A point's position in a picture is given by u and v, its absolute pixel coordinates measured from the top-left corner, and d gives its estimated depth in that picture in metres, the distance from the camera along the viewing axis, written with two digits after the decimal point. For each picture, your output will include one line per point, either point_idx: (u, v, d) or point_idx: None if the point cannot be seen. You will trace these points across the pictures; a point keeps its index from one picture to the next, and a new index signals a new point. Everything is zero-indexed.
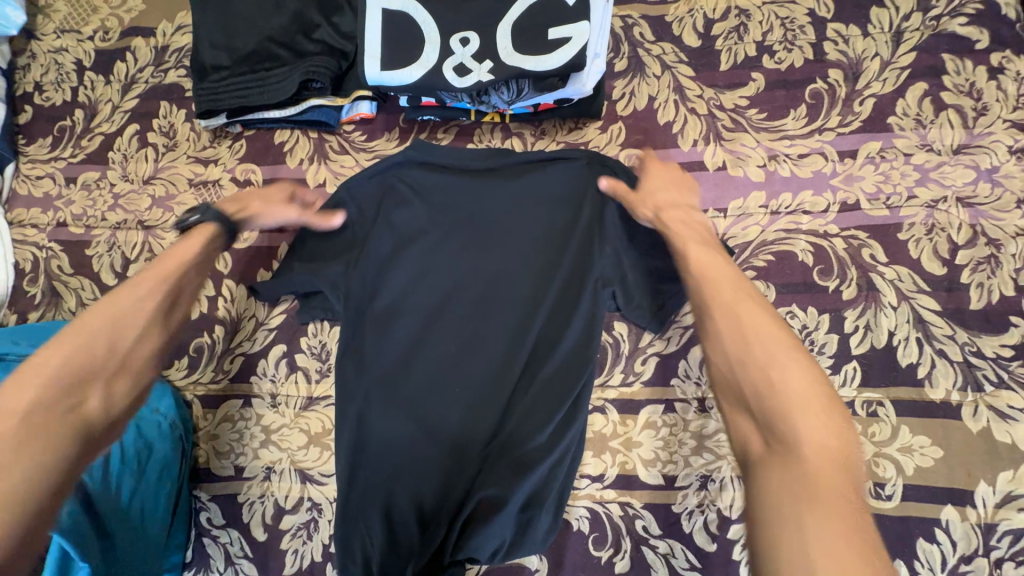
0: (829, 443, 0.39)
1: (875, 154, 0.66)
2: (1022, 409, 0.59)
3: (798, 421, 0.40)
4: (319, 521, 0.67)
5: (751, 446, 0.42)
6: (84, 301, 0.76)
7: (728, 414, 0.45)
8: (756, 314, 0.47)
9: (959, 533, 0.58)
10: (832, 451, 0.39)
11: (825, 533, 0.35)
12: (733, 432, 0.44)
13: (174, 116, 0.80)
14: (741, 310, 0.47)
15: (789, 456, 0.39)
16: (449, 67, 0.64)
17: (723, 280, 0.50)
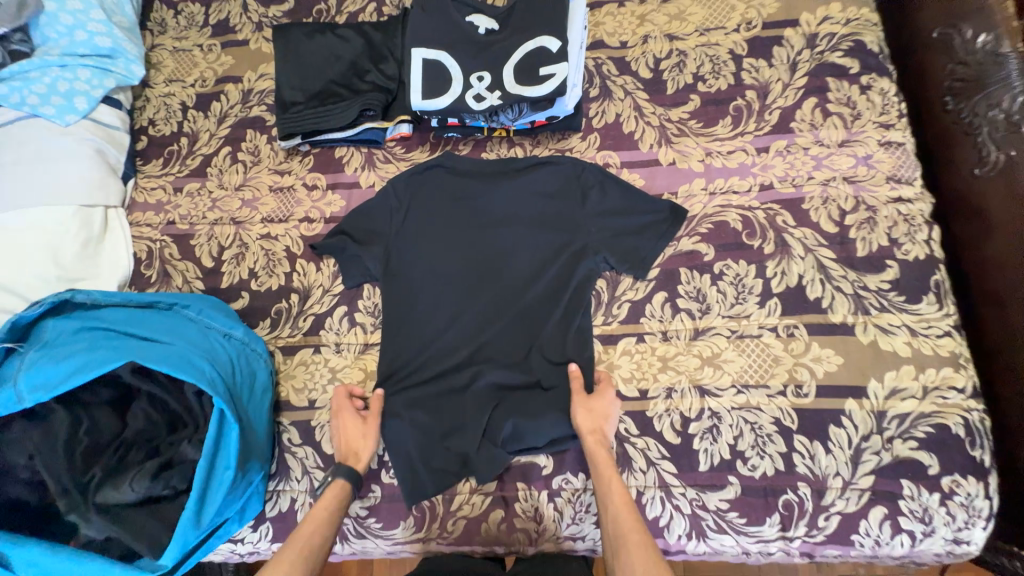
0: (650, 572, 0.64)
1: (782, 149, 0.90)
2: (899, 326, 0.80)
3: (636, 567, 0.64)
4: None
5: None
6: (188, 279, 0.98)
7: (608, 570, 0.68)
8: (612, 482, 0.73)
9: (859, 418, 0.77)
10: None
11: None
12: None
13: (258, 140, 1.05)
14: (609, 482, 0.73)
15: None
16: (470, 96, 0.90)
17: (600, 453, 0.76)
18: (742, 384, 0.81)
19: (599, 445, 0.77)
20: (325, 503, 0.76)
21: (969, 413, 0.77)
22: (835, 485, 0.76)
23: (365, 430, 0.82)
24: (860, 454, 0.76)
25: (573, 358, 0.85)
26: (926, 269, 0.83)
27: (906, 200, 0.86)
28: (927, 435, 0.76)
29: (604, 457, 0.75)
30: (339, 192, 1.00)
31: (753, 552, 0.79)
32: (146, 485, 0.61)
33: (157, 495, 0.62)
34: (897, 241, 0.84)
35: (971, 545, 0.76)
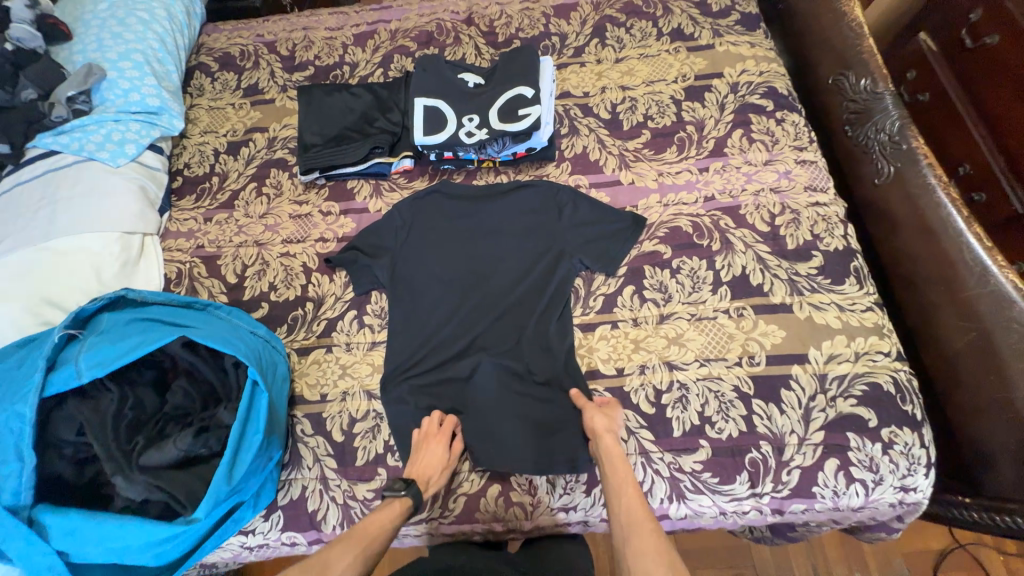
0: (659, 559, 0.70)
1: (719, 168, 1.11)
2: (828, 304, 0.96)
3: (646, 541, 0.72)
4: (381, 425, 0.95)
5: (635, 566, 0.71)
6: (214, 294, 1.10)
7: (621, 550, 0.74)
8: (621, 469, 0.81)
9: (804, 381, 0.90)
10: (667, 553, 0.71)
11: None
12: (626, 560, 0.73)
13: (281, 177, 1.23)
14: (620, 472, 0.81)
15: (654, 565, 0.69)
16: (462, 133, 1.10)
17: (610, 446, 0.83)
18: (704, 358, 0.94)
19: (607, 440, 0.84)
20: (386, 512, 0.79)
21: (896, 372, 0.90)
22: (792, 442, 0.87)
23: (435, 440, 0.88)
24: (810, 412, 0.88)
25: (557, 343, 0.97)
26: (846, 257, 1.00)
27: (822, 204, 1.05)
28: (864, 393, 0.88)
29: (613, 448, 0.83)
30: (350, 216, 1.17)
31: (729, 512, 0.87)
32: (188, 442, 0.72)
33: (195, 453, 0.73)
34: (819, 236, 1.02)
35: (919, 493, 0.86)
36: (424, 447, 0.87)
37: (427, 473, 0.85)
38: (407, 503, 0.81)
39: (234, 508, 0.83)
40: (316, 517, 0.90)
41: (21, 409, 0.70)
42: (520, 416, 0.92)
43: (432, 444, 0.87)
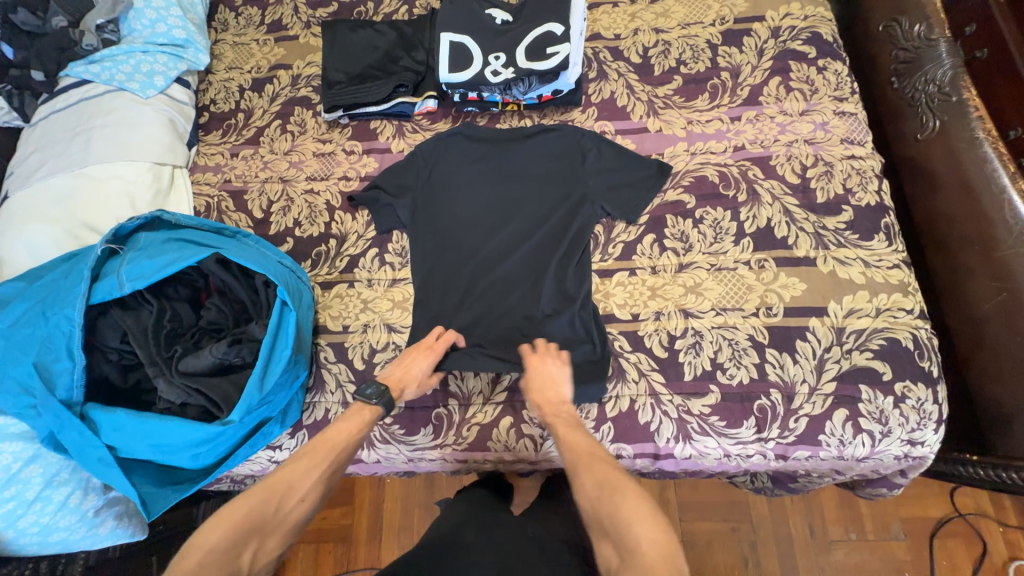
0: (658, 538, 0.61)
1: (752, 117, 1.07)
2: (854, 259, 0.94)
3: (583, 466, 0.74)
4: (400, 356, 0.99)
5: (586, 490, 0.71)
6: (241, 227, 1.13)
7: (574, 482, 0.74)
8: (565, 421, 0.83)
9: (821, 333, 0.90)
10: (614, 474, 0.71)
11: (635, 518, 0.63)
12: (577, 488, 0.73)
13: (304, 115, 1.23)
14: (560, 422, 0.83)
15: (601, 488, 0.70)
16: (488, 72, 1.08)
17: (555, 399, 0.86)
18: (721, 307, 0.94)
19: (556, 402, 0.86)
20: (354, 419, 0.83)
21: (917, 330, 0.89)
22: (802, 391, 0.88)
23: (423, 352, 0.91)
24: (823, 363, 0.88)
25: (575, 287, 0.98)
26: (878, 213, 0.97)
27: (858, 157, 1.01)
28: (881, 347, 0.88)
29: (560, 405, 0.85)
30: (373, 156, 1.17)
31: (733, 455, 0.90)
32: (224, 351, 0.77)
33: (228, 362, 0.78)
34: (851, 190, 0.99)
35: (926, 447, 0.87)
36: (414, 355, 0.91)
37: (404, 382, 0.88)
38: (377, 411, 0.85)
39: (263, 423, 0.88)
40: None
41: (70, 313, 0.75)
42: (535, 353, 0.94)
43: (424, 354, 0.91)
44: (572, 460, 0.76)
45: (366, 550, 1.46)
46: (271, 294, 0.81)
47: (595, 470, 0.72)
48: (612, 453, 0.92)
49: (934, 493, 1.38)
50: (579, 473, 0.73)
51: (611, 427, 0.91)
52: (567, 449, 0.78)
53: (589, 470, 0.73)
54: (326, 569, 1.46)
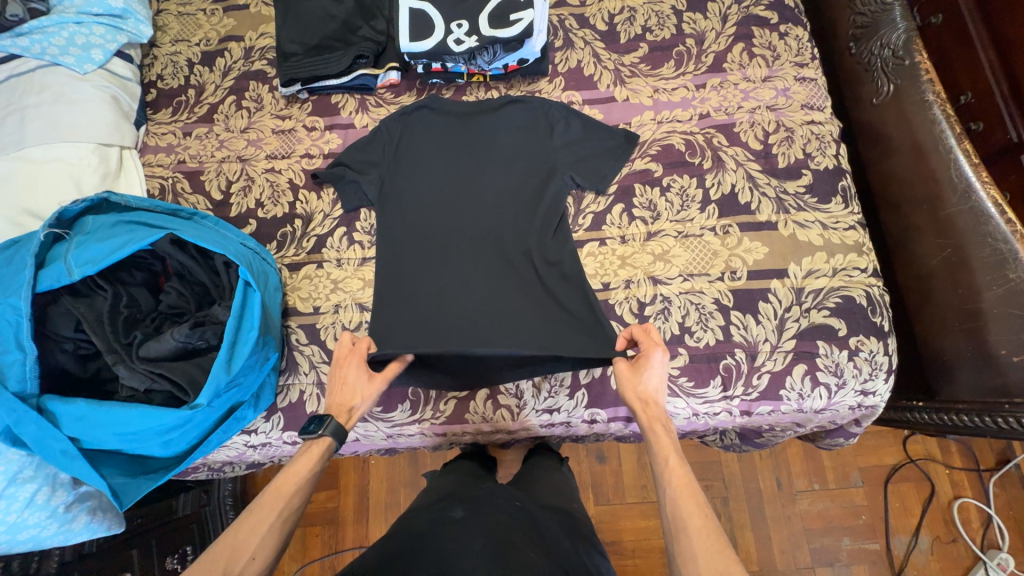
0: None
1: (717, 84, 1.07)
2: (813, 222, 0.97)
3: (688, 530, 0.67)
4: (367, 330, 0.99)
5: (687, 561, 0.65)
6: (200, 210, 1.09)
7: (673, 541, 0.68)
8: (670, 454, 0.75)
9: (782, 293, 0.93)
10: (722, 551, 0.64)
11: None
12: (677, 549, 0.67)
13: (260, 89, 1.17)
14: (669, 457, 0.74)
15: (706, 563, 0.63)
16: (451, 41, 1.04)
17: (661, 425, 0.78)
18: (688, 273, 0.96)
19: (654, 425, 0.78)
20: (306, 458, 0.76)
21: (870, 287, 0.94)
22: (764, 349, 0.91)
23: (353, 359, 0.84)
24: (784, 322, 0.92)
25: (553, 257, 0.98)
26: (835, 176, 1.00)
27: (818, 122, 1.04)
28: (837, 305, 0.92)
29: (662, 431, 0.77)
30: (335, 132, 1.13)
31: (701, 413, 0.94)
32: (186, 334, 0.74)
33: (192, 345, 0.75)
34: (811, 155, 1.01)
35: (877, 397, 0.92)
36: (343, 369, 0.84)
37: (350, 404, 0.82)
38: (328, 444, 0.78)
39: (235, 408, 0.87)
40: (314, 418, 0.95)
41: (16, 302, 0.71)
42: (514, 326, 0.94)
43: (354, 364, 0.83)
44: (678, 516, 0.69)
45: (354, 531, 1.47)
46: (233, 275, 0.78)
47: (700, 539, 0.65)
48: (587, 418, 0.96)
49: (888, 443, 1.48)
50: (689, 537, 0.66)
51: (585, 393, 0.95)
52: (674, 497, 0.70)
53: (704, 542, 0.65)
54: (317, 550, 1.49)
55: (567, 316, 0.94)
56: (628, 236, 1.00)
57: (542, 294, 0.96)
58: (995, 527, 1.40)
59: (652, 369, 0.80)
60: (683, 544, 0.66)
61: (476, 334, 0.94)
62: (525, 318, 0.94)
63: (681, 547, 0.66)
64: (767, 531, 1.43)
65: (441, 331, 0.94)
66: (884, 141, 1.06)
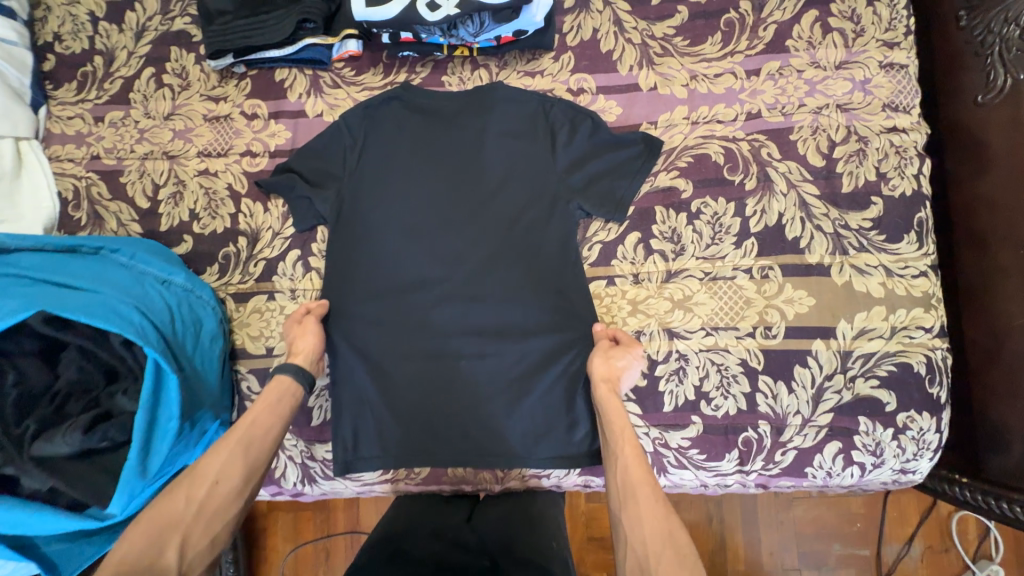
0: None
1: (774, 71, 0.82)
2: (875, 267, 0.78)
3: (632, 496, 0.61)
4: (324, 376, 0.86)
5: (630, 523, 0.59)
6: (124, 221, 0.89)
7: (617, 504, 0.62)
8: (621, 420, 0.69)
9: (824, 358, 0.77)
10: (661, 514, 0.59)
11: None
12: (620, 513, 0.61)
13: (185, 59, 0.92)
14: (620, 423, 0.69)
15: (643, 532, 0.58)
16: (421, 3, 0.77)
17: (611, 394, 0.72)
18: (712, 326, 0.79)
19: (609, 393, 0.72)
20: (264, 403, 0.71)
21: (933, 351, 0.77)
22: (794, 422, 0.78)
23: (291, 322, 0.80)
24: (822, 393, 0.77)
25: (555, 322, 0.81)
26: (912, 206, 0.79)
27: (900, 130, 0.80)
28: (889, 374, 0.77)
29: (615, 403, 0.71)
30: (282, 122, 0.90)
31: (711, 484, 0.82)
32: (80, 438, 0.60)
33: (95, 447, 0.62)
34: (885, 176, 0.79)
35: (917, 475, 0.80)
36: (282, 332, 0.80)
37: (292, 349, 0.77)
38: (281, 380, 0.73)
39: None
40: (274, 474, 0.86)
41: None
42: (505, 395, 0.82)
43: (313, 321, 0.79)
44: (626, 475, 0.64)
45: (345, 516, 1.30)
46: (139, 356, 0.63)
47: (647, 500, 0.60)
48: (580, 483, 0.87)
49: None
50: (635, 492, 0.61)
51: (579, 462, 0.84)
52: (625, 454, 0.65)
53: (650, 501, 0.60)
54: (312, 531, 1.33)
55: (565, 390, 0.82)
56: (641, 272, 0.82)
57: (541, 367, 0.82)
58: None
59: (629, 353, 0.74)
60: (627, 502, 0.61)
61: (461, 410, 0.83)
62: (521, 379, 0.82)
63: (625, 511, 0.61)
64: (757, 535, 1.30)
65: (418, 396, 0.83)
66: (974, 156, 0.83)
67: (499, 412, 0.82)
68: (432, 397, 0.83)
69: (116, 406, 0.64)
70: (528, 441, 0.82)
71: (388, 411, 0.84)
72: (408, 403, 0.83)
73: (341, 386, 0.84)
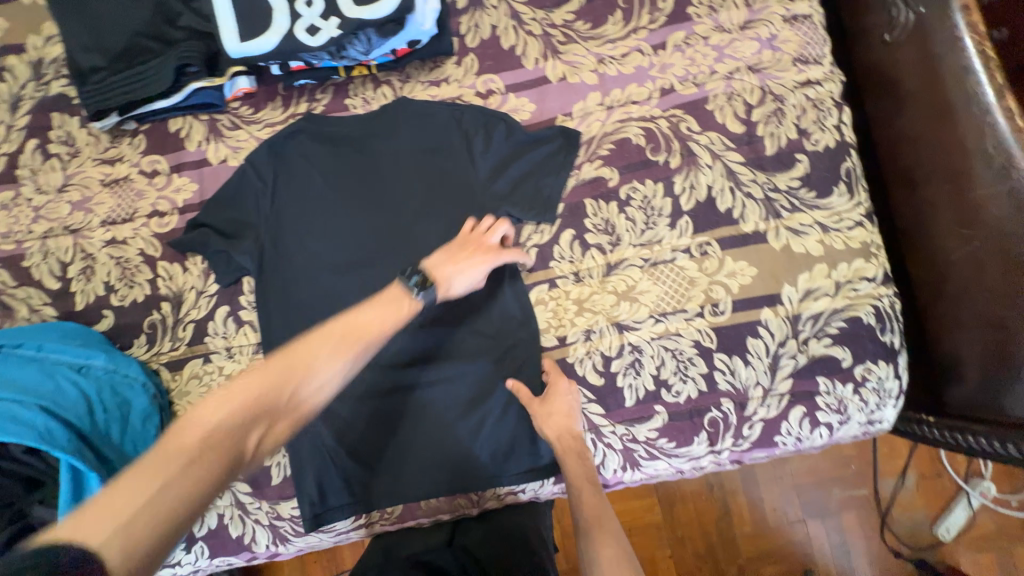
0: None
1: (680, 42, 0.80)
2: (810, 225, 0.77)
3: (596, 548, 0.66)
4: None
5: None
6: (34, 307, 0.83)
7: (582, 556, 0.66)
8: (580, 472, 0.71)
9: (775, 325, 0.76)
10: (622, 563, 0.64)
11: None
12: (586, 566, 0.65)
13: (69, 124, 0.86)
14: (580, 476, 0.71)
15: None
16: (300, 29, 0.74)
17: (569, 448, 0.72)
18: (660, 313, 0.77)
19: (568, 452, 0.72)
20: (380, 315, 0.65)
21: (880, 300, 0.76)
22: (756, 394, 0.76)
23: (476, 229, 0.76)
24: (778, 360, 0.76)
25: (502, 335, 0.79)
26: (838, 157, 0.78)
27: (815, 82, 0.79)
28: (841, 330, 0.76)
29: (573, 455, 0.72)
30: (186, 174, 0.85)
31: (687, 469, 0.81)
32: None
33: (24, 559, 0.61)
34: (806, 132, 0.78)
35: (885, 423, 0.79)
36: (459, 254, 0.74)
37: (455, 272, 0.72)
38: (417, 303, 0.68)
39: None
40: (243, 542, 0.81)
41: None
42: (464, 420, 0.79)
43: (475, 258, 0.74)
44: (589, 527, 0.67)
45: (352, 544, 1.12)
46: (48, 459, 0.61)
47: (607, 553, 0.65)
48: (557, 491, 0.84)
49: None
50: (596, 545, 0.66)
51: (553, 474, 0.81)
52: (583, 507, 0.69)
53: (611, 553, 0.65)
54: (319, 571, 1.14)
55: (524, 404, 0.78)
56: (579, 268, 0.79)
57: (495, 384, 0.79)
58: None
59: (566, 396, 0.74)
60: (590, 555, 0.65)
61: (422, 442, 0.79)
62: (477, 401, 0.79)
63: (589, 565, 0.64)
64: (759, 493, 1.20)
65: (376, 436, 0.80)
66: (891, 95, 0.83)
67: (460, 438, 0.79)
68: (390, 434, 0.80)
69: (34, 517, 0.62)
70: (496, 463, 0.79)
71: (347, 457, 0.80)
72: (366, 444, 0.80)
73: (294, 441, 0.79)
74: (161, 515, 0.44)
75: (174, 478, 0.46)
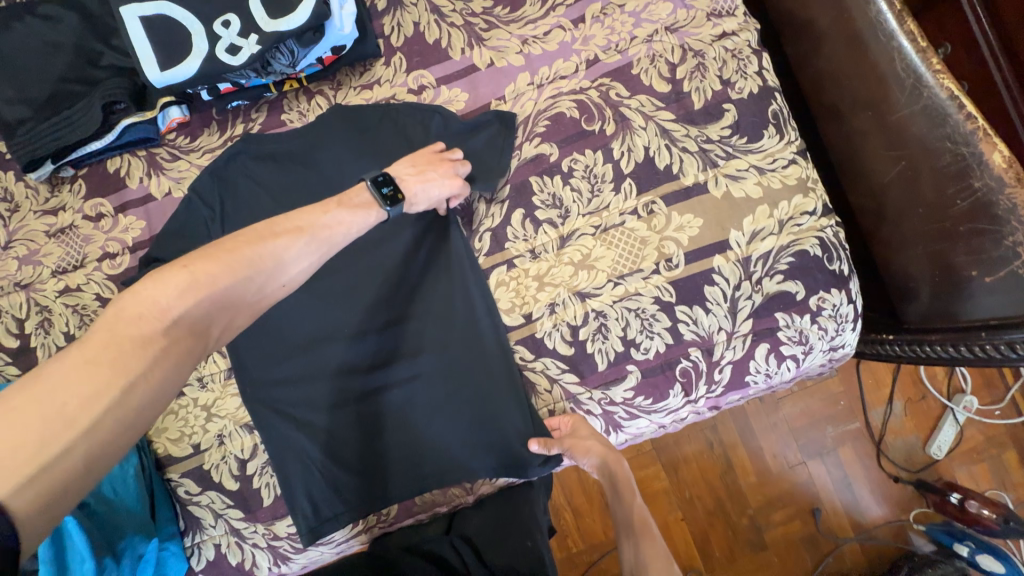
0: None
1: (598, 13, 0.83)
2: (747, 169, 0.80)
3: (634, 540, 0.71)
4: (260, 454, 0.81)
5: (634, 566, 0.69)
6: None
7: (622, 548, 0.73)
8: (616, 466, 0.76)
9: (728, 271, 0.78)
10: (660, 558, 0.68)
11: None
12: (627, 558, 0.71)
13: (5, 181, 0.86)
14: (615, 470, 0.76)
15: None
16: (221, 50, 0.74)
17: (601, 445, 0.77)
18: (618, 276, 0.79)
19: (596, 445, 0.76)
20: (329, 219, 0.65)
21: (823, 231, 0.80)
22: (721, 339, 0.79)
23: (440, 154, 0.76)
24: (736, 303, 0.79)
25: (470, 323, 0.80)
26: (762, 101, 0.81)
27: (730, 33, 0.82)
28: (790, 265, 0.79)
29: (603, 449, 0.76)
30: (131, 213, 0.84)
31: (668, 422, 0.84)
32: None
33: None
34: (729, 82, 0.81)
35: (847, 347, 0.83)
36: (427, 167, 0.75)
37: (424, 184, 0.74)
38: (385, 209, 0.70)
39: None
40: (244, 568, 0.81)
41: None
42: (445, 412, 0.80)
43: (438, 176, 0.75)
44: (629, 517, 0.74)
45: None
46: None
47: (647, 546, 0.70)
48: None
49: None
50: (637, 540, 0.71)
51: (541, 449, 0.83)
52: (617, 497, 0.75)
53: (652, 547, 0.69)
54: None
55: (501, 386, 0.79)
56: (535, 244, 0.81)
57: (469, 372, 0.80)
58: (1013, 395, 1.21)
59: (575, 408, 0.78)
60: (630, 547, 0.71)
61: (407, 440, 0.80)
62: (455, 391, 0.80)
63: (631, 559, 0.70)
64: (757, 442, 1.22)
65: (361, 442, 0.80)
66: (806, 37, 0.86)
67: (443, 430, 0.80)
68: (373, 437, 0.80)
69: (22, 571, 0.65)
70: (482, 450, 0.80)
71: (334, 467, 0.80)
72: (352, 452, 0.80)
73: (280, 459, 0.79)
74: (96, 444, 0.45)
75: (87, 408, 0.44)
